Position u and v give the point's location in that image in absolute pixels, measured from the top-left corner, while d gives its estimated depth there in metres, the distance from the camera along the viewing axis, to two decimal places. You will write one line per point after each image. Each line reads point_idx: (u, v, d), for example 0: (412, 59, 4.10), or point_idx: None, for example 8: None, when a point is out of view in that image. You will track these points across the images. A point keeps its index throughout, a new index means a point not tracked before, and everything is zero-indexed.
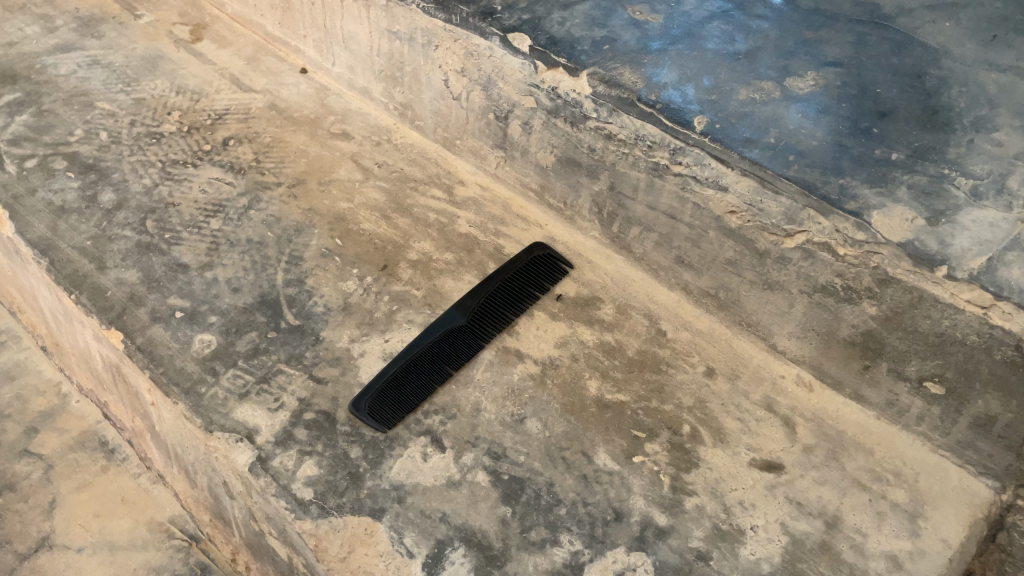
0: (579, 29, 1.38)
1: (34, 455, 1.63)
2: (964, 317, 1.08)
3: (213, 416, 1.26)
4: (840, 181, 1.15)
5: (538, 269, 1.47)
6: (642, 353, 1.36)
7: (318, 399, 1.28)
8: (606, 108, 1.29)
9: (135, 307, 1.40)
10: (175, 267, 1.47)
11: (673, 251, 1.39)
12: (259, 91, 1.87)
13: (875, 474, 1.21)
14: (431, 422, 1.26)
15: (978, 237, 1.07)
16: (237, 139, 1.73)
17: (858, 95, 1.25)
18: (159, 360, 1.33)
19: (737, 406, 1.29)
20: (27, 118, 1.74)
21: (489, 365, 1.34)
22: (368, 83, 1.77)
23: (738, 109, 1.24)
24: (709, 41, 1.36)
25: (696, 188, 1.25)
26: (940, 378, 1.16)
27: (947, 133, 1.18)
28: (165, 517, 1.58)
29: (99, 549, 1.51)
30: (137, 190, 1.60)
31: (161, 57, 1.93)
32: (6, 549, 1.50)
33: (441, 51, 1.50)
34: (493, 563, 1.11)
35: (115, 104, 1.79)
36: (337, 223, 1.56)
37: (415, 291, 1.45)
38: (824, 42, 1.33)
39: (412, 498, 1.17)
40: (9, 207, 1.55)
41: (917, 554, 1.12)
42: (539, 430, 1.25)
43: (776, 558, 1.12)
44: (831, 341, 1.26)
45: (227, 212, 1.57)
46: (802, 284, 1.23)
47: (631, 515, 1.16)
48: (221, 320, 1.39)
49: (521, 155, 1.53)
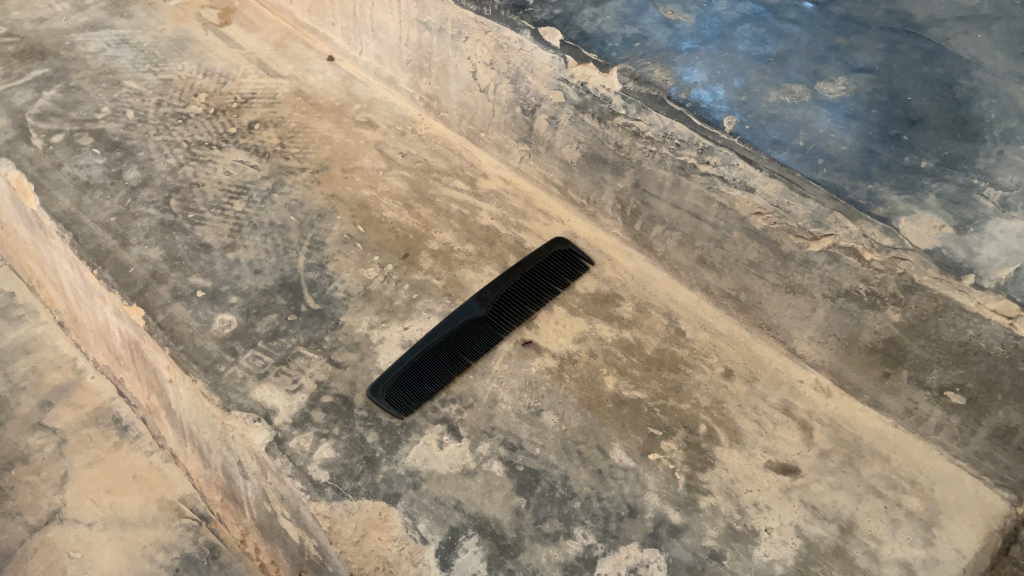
0: (610, 25, 1.39)
1: (47, 429, 1.64)
2: (989, 326, 1.08)
3: (231, 395, 1.26)
4: (869, 187, 1.14)
5: (558, 264, 1.47)
6: (660, 351, 1.36)
7: (335, 383, 1.28)
8: (635, 105, 1.29)
9: (156, 285, 1.41)
10: (197, 246, 1.47)
11: (695, 250, 1.39)
12: (285, 76, 1.88)
13: (891, 481, 1.21)
14: (448, 411, 1.26)
15: (1007, 248, 1.07)
16: (262, 123, 1.74)
17: (888, 102, 1.24)
18: (179, 338, 1.33)
19: (754, 408, 1.29)
20: (55, 94, 1.75)
21: (506, 357, 1.34)
22: (394, 73, 1.78)
23: (768, 111, 1.24)
24: (741, 42, 1.36)
25: (723, 188, 1.25)
26: (961, 388, 1.16)
27: (976, 144, 1.18)
28: (176, 495, 1.58)
29: (110, 525, 1.52)
30: (162, 169, 1.61)
31: (190, 39, 1.94)
32: (17, 521, 1.52)
33: (471, 42, 1.50)
34: (506, 553, 1.11)
35: (142, 83, 1.80)
36: (360, 211, 1.57)
37: (436, 280, 1.45)
38: (855, 49, 1.33)
39: (427, 485, 1.17)
40: (34, 179, 1.56)
41: (931, 563, 1.12)
42: (556, 424, 1.25)
43: (789, 560, 1.12)
44: (852, 346, 1.26)
45: (251, 194, 1.58)
46: (825, 288, 1.23)
47: (645, 511, 1.16)
48: (241, 300, 1.39)
49: (546, 150, 1.54)
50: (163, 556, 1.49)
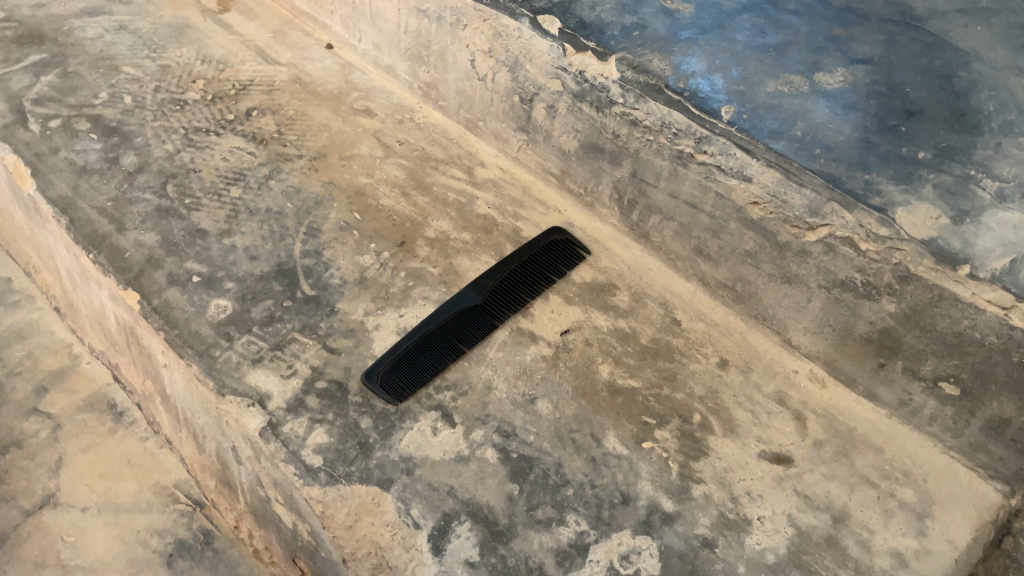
0: (609, 14, 1.39)
1: (42, 414, 1.64)
2: (983, 317, 1.07)
3: (226, 379, 1.26)
4: (865, 177, 1.14)
5: (555, 253, 1.48)
6: (656, 341, 1.36)
7: (330, 368, 1.28)
8: (633, 94, 1.29)
9: (152, 270, 1.40)
10: (193, 232, 1.47)
11: (692, 241, 1.39)
12: (284, 64, 1.87)
13: (884, 472, 1.21)
14: (442, 397, 1.26)
15: (1003, 239, 1.07)
16: (260, 110, 1.74)
17: (886, 93, 1.24)
18: (174, 322, 1.33)
19: (748, 398, 1.29)
20: (52, 79, 1.74)
21: (502, 345, 1.34)
22: (393, 61, 1.78)
23: (766, 101, 1.24)
24: (740, 33, 1.35)
25: (720, 177, 1.25)
26: (956, 378, 1.15)
27: (974, 135, 1.18)
28: (171, 481, 1.58)
29: (104, 510, 1.52)
30: (159, 155, 1.61)
31: (188, 26, 1.94)
32: (11, 505, 1.52)
33: (469, 30, 1.50)
34: (498, 538, 1.11)
35: (140, 69, 1.80)
36: (357, 198, 1.57)
37: (432, 268, 1.45)
38: (854, 40, 1.32)
39: (421, 471, 1.17)
40: (31, 164, 1.55)
41: (923, 553, 1.12)
42: (550, 411, 1.25)
43: (781, 549, 1.12)
44: (847, 337, 1.26)
45: (248, 180, 1.58)
46: (821, 279, 1.23)
47: (638, 499, 1.16)
48: (237, 286, 1.39)
49: (544, 139, 1.54)
50: (157, 541, 1.49)
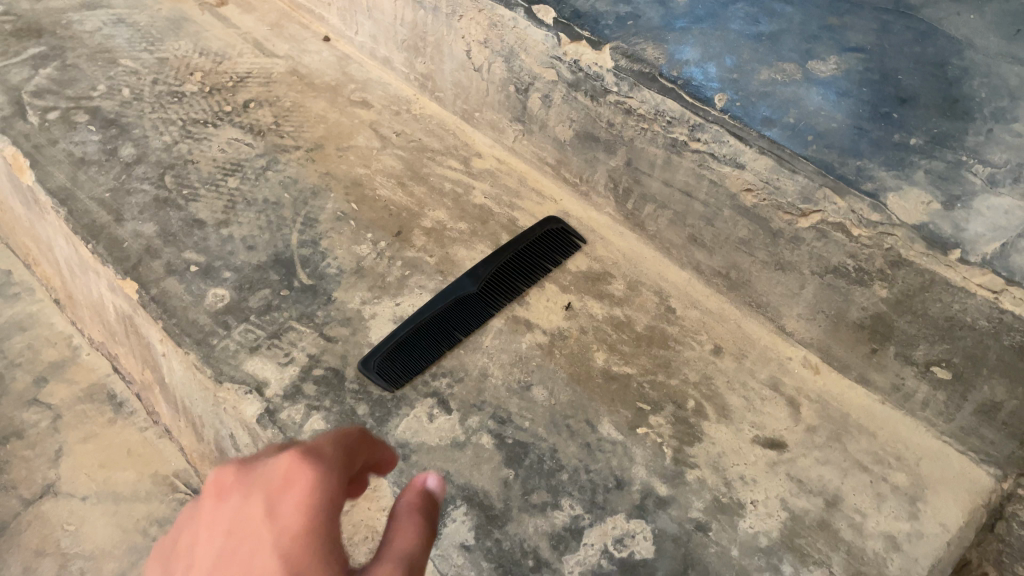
0: (603, 4, 1.39)
1: (42, 404, 1.65)
2: (974, 302, 1.08)
3: (224, 367, 1.27)
4: (857, 163, 1.15)
5: (551, 242, 1.48)
6: (651, 329, 1.37)
7: (327, 356, 1.29)
8: (627, 82, 1.30)
9: (150, 260, 1.41)
10: (191, 222, 1.48)
11: (686, 229, 1.40)
12: (281, 56, 1.88)
13: (877, 456, 1.22)
14: (438, 384, 1.27)
15: (993, 224, 1.07)
16: (258, 102, 1.74)
17: (879, 81, 1.25)
18: (172, 311, 1.34)
19: (742, 384, 1.30)
20: (50, 71, 1.75)
21: (497, 333, 1.35)
22: (389, 53, 1.78)
23: (759, 89, 1.25)
24: (734, 22, 1.36)
25: (713, 165, 1.26)
26: (947, 363, 1.16)
27: (966, 122, 1.18)
28: (170, 470, 1.59)
29: (103, 499, 1.53)
30: (157, 147, 1.62)
31: (186, 19, 1.95)
32: (12, 494, 1.53)
33: (465, 21, 1.50)
34: (493, 522, 1.12)
35: (138, 62, 1.81)
36: (353, 188, 1.57)
37: (428, 257, 1.46)
38: (847, 28, 1.33)
39: (417, 456, 1.18)
40: (29, 155, 1.56)
41: (915, 536, 1.12)
42: (545, 398, 1.26)
43: (774, 532, 1.13)
44: (840, 323, 1.26)
45: (245, 171, 1.59)
46: (814, 265, 1.23)
47: (632, 484, 1.17)
48: (234, 276, 1.40)
49: (539, 129, 1.54)
50: (156, 530, 1.50)
